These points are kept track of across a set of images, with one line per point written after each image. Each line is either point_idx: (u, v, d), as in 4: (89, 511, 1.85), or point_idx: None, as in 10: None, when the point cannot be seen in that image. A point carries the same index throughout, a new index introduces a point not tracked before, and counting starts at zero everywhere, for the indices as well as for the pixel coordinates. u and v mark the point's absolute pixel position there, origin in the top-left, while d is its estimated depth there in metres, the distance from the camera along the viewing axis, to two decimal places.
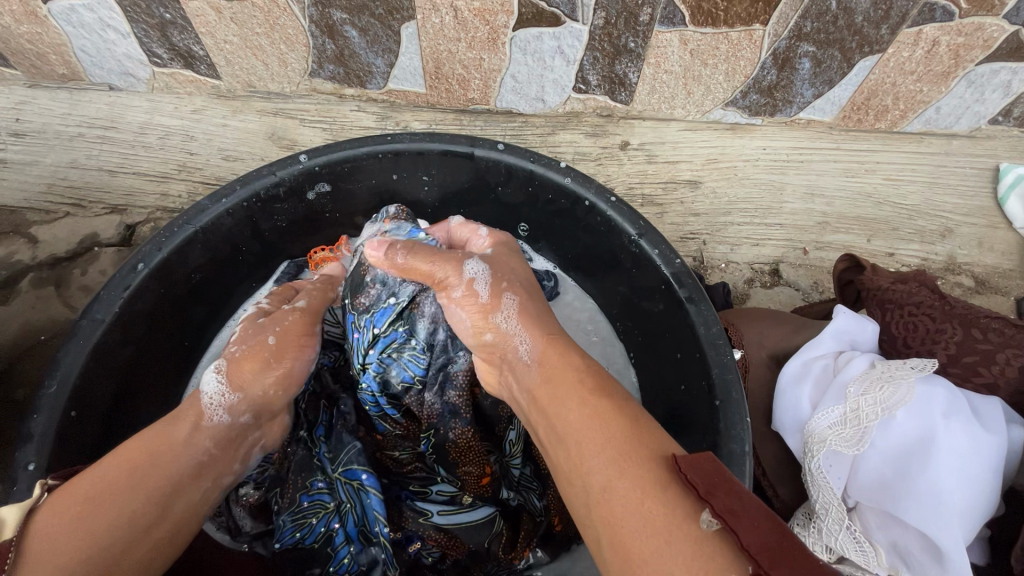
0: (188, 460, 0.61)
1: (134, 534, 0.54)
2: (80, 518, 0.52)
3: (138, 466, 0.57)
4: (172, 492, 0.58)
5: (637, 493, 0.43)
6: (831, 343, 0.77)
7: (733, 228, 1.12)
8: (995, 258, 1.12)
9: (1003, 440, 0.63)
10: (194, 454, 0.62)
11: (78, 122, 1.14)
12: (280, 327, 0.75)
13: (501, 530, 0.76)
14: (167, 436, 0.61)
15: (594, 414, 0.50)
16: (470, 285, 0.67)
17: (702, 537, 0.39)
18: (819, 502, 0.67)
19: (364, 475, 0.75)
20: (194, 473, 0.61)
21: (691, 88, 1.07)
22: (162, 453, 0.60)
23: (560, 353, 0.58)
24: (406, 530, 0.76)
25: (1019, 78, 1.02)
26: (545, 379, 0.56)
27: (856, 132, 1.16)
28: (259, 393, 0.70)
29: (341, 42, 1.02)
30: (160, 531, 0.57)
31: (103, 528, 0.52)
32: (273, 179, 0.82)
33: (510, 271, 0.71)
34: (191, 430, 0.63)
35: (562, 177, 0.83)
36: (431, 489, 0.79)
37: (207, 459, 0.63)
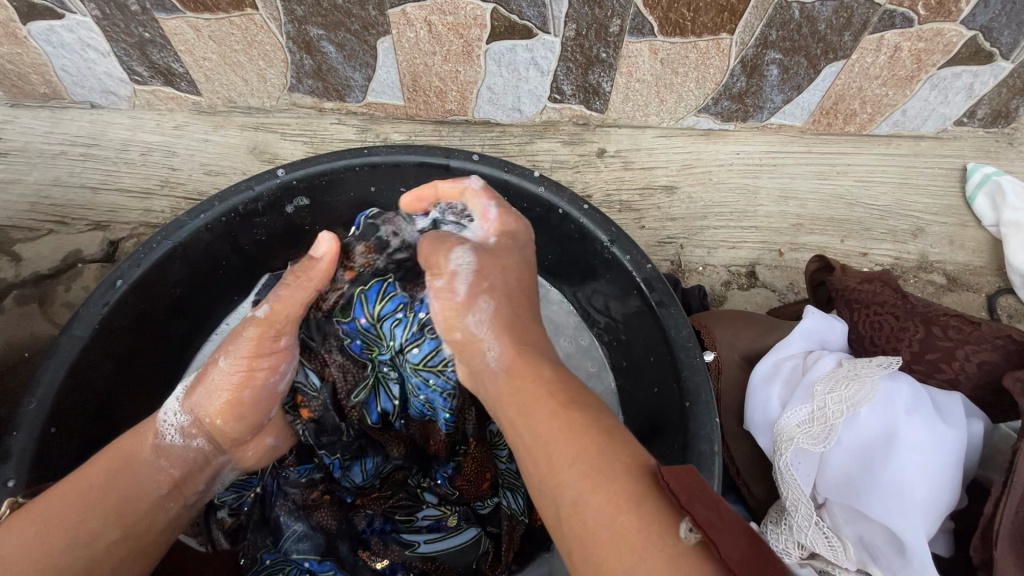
0: (149, 479, 0.62)
1: (93, 557, 0.55)
2: (38, 536, 0.53)
3: (93, 487, 0.58)
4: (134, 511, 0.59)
5: (625, 499, 0.46)
6: (800, 343, 0.78)
7: (710, 232, 1.14)
8: (966, 256, 1.14)
9: (964, 433, 0.65)
10: (156, 471, 0.63)
11: (60, 140, 1.15)
12: (235, 345, 0.68)
13: (488, 549, 0.80)
14: (128, 452, 0.62)
15: (588, 435, 0.51)
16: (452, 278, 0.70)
17: (681, 548, 0.43)
18: (788, 500, 0.68)
19: (310, 563, 0.77)
20: (154, 496, 0.61)
21: (664, 96, 1.09)
22: (121, 476, 0.60)
23: (529, 368, 0.60)
24: (390, 561, 0.78)
25: (980, 80, 1.05)
26: (517, 388, 0.59)
27: (827, 135, 1.19)
28: (212, 419, 0.67)
29: (319, 57, 1.03)
30: (122, 550, 0.58)
31: (60, 553, 0.53)
32: (251, 193, 0.83)
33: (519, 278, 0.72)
34: (154, 447, 0.63)
35: (536, 186, 0.85)
36: (416, 517, 0.82)
37: (173, 475, 0.64)
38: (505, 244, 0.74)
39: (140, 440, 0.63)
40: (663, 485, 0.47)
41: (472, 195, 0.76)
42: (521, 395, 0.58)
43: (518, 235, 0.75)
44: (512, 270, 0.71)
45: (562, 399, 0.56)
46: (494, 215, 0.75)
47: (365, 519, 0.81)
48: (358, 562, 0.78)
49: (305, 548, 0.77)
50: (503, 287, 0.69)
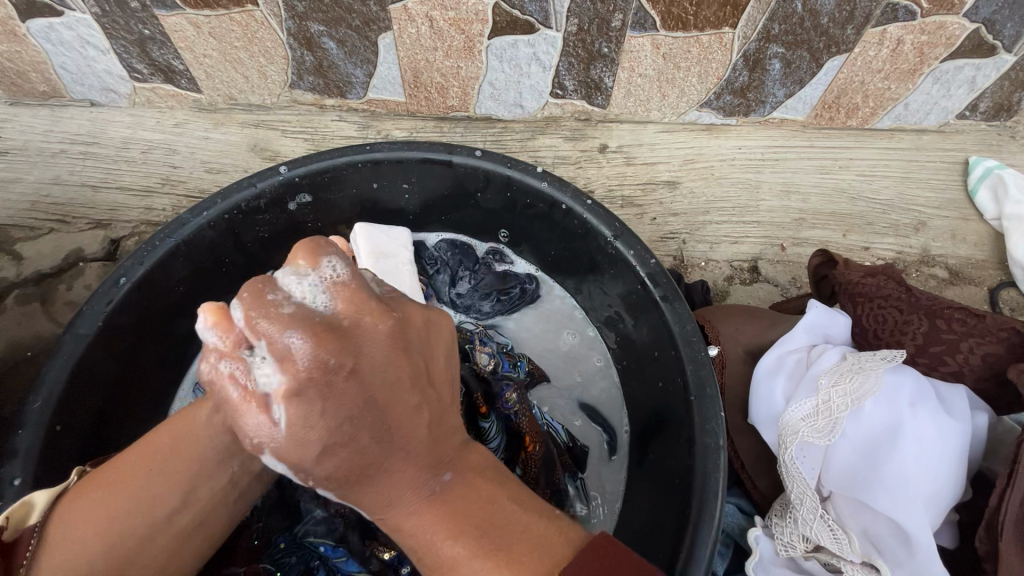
0: (206, 447, 0.56)
1: (152, 529, 0.54)
2: (98, 504, 0.53)
3: (156, 453, 0.56)
4: (190, 482, 0.55)
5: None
6: (804, 337, 0.78)
7: (712, 227, 1.14)
8: (968, 249, 1.14)
9: (968, 426, 0.66)
10: (214, 440, 0.56)
11: (60, 138, 1.14)
12: None
13: None
14: (188, 418, 0.57)
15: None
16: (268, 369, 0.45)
17: None
18: (794, 493, 0.68)
19: (322, 549, 0.73)
20: (220, 461, 0.57)
21: (666, 91, 1.09)
22: (182, 442, 0.56)
23: (399, 491, 0.49)
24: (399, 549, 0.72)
25: (983, 74, 1.05)
26: (364, 494, 0.48)
27: (829, 130, 1.18)
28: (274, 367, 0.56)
29: (320, 54, 1.03)
30: (180, 521, 0.55)
31: (120, 524, 0.52)
32: (253, 190, 0.83)
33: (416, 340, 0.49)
34: (208, 413, 0.57)
35: (539, 182, 0.85)
36: None
37: (231, 442, 0.57)
38: (319, 378, 0.43)
39: (197, 405, 0.58)
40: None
41: (276, 314, 0.44)
42: (416, 535, 0.49)
43: (367, 346, 0.46)
44: (339, 408, 0.44)
45: (466, 527, 0.48)
46: (298, 348, 0.43)
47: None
48: (365, 551, 0.72)
49: (320, 533, 0.74)
50: (336, 424, 0.44)
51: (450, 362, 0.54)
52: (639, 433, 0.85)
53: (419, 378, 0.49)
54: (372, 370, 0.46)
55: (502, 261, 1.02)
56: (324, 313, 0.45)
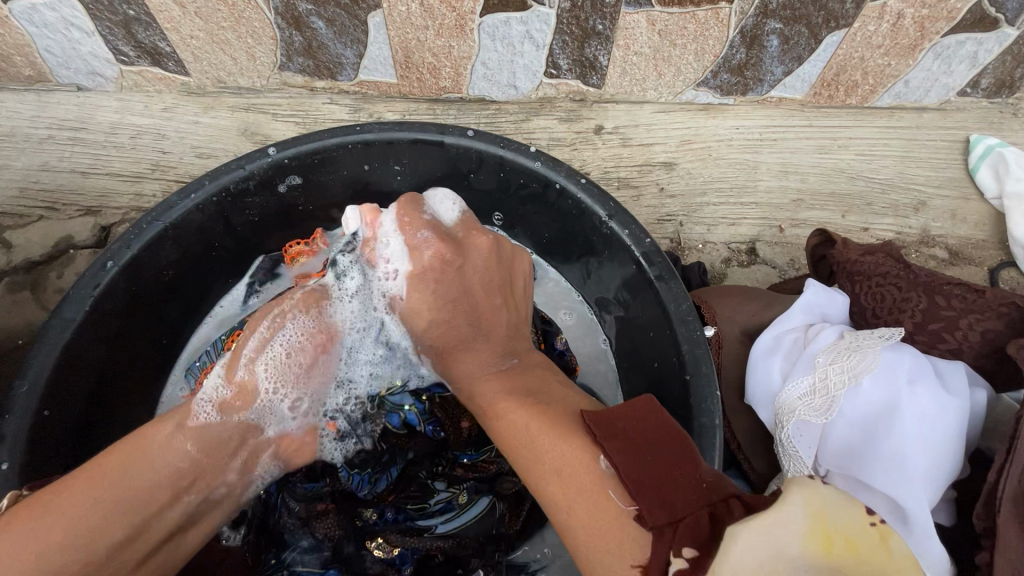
0: (164, 468, 0.55)
1: (94, 557, 0.50)
2: (34, 532, 0.49)
3: (104, 475, 0.53)
4: (144, 508, 0.53)
5: (568, 465, 0.49)
6: (801, 316, 0.77)
7: (710, 208, 1.12)
8: (968, 229, 1.13)
9: (967, 402, 0.65)
10: (173, 461, 0.56)
11: (48, 124, 1.13)
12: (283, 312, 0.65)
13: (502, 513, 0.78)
14: (140, 444, 0.56)
15: (526, 423, 0.55)
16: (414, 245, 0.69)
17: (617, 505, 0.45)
18: (790, 472, 0.68)
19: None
20: (175, 487, 0.56)
21: (662, 69, 1.07)
22: (137, 466, 0.54)
23: (470, 361, 0.65)
24: (402, 548, 0.75)
25: (985, 48, 1.03)
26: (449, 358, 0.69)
27: (828, 109, 1.17)
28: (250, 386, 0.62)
29: (309, 34, 1.01)
30: (130, 550, 0.53)
31: (59, 555, 0.49)
32: (242, 172, 0.82)
33: (484, 265, 0.69)
34: (171, 432, 0.57)
35: (532, 161, 0.83)
36: (426, 505, 0.76)
37: (190, 468, 0.57)
38: (432, 271, 0.68)
39: (160, 423, 0.58)
40: (599, 444, 0.48)
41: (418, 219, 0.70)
42: (483, 398, 0.62)
43: (471, 255, 0.69)
44: (444, 296, 0.67)
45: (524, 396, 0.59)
46: (424, 245, 0.68)
47: (375, 511, 0.76)
48: (362, 556, 0.75)
49: (309, 559, 0.73)
50: (438, 304, 0.67)
51: (527, 289, 0.74)
52: None
53: (488, 299, 0.68)
54: (471, 275, 0.68)
55: None
56: (448, 229, 0.71)
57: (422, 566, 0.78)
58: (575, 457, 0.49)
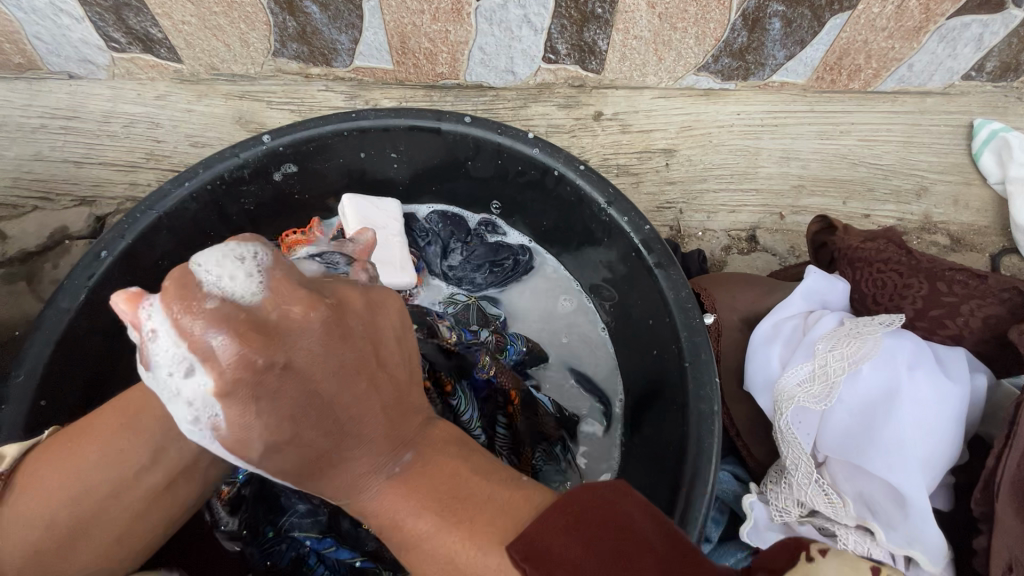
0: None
1: (107, 493, 0.50)
2: (56, 466, 0.50)
3: (128, 412, 0.51)
4: (160, 444, 0.50)
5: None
6: (802, 303, 0.77)
7: (710, 195, 1.11)
8: (970, 216, 1.12)
9: (967, 389, 0.65)
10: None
11: (40, 113, 1.11)
12: None
13: None
14: (165, 377, 0.54)
15: (449, 550, 0.41)
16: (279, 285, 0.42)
17: None
18: (789, 459, 0.68)
19: (311, 542, 0.72)
20: (201, 422, 0.53)
21: (662, 54, 1.05)
22: (168, 393, 0.52)
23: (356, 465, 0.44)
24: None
25: (991, 31, 1.01)
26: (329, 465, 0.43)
27: (830, 93, 1.15)
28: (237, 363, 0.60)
29: (303, 19, 0.99)
30: (138, 491, 0.51)
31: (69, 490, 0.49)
32: (236, 161, 0.81)
33: (366, 323, 0.43)
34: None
35: (530, 148, 0.82)
36: None
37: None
38: (259, 367, 0.38)
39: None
40: (522, 563, 0.38)
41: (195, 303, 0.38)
42: (380, 510, 0.44)
43: (316, 326, 0.40)
44: (283, 399, 0.39)
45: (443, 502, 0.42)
46: (220, 344, 0.37)
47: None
48: (361, 532, 0.74)
49: (306, 527, 0.73)
50: (275, 423, 0.39)
51: (403, 342, 0.46)
52: (634, 402, 0.85)
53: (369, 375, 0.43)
54: (311, 362, 0.39)
55: (494, 233, 1.00)
56: (249, 306, 0.39)
57: None
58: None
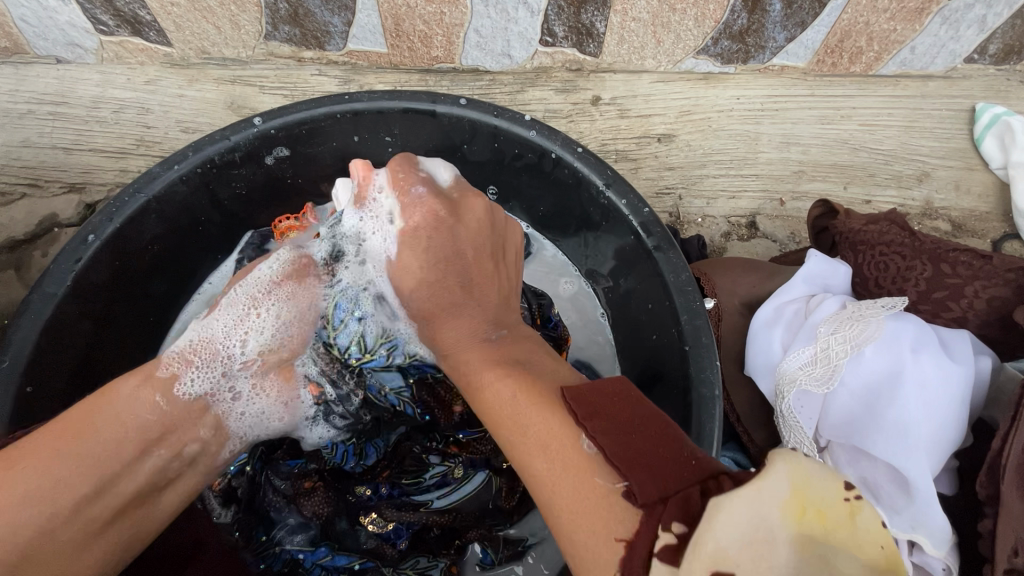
0: (135, 418, 0.53)
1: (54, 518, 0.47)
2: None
3: (76, 425, 0.50)
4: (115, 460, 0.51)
5: (557, 445, 0.41)
6: (804, 286, 0.76)
7: (709, 181, 1.10)
8: (972, 201, 1.11)
9: (972, 370, 0.64)
10: (143, 411, 0.53)
11: (26, 98, 1.09)
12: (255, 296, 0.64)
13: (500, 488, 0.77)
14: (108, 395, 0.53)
15: (512, 390, 0.48)
16: (407, 193, 0.66)
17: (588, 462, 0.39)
18: (791, 444, 0.67)
19: (304, 554, 0.73)
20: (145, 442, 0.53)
21: (661, 36, 1.03)
22: (110, 420, 0.52)
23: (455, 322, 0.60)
24: (396, 523, 0.73)
25: (994, 12, 1.00)
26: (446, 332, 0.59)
27: (831, 77, 1.13)
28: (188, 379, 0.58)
29: (295, 0, 0.97)
30: (93, 513, 0.50)
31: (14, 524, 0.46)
32: (226, 143, 0.79)
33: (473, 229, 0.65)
34: (137, 384, 0.54)
35: (527, 130, 0.81)
36: (422, 478, 0.74)
37: (156, 425, 0.54)
38: (425, 229, 0.64)
39: (123, 379, 0.55)
40: (570, 400, 0.43)
41: (408, 177, 0.67)
42: (469, 368, 0.55)
43: (466, 215, 0.65)
44: (436, 252, 0.63)
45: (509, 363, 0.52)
46: (421, 200, 0.65)
47: (368, 488, 0.73)
48: (357, 533, 0.73)
49: (299, 539, 0.72)
50: (432, 262, 0.63)
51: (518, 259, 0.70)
52: None
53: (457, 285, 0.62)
54: (465, 237, 0.64)
55: None
56: (442, 192, 0.68)
57: (417, 539, 0.76)
58: (562, 428, 0.42)
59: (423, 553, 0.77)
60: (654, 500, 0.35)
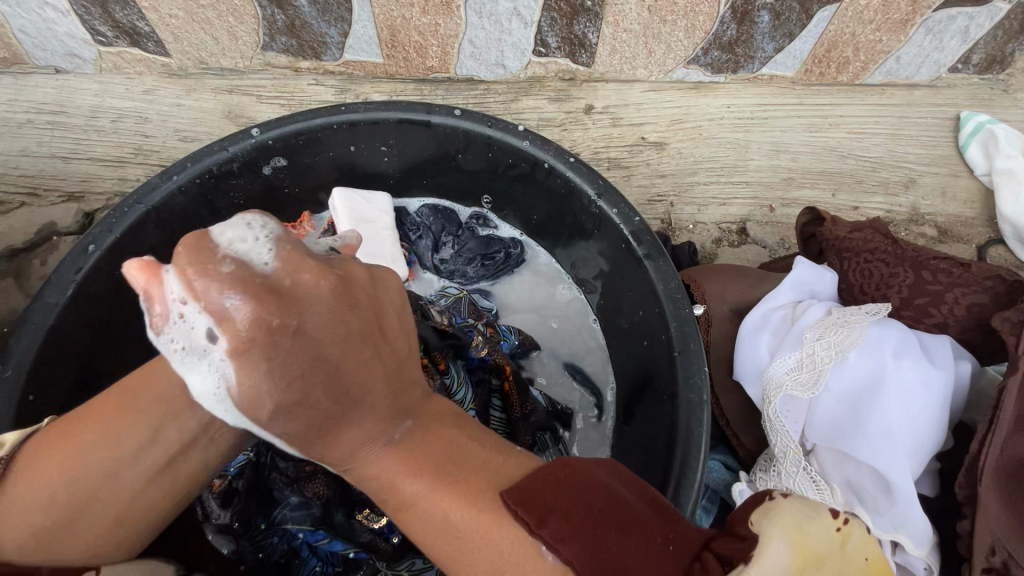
0: (125, 435, 0.51)
1: (116, 469, 0.51)
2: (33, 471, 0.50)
3: (76, 439, 0.51)
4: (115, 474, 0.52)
5: (504, 554, 0.42)
6: (791, 293, 0.77)
7: (700, 188, 1.12)
8: (958, 207, 1.13)
9: (952, 375, 0.66)
10: (191, 374, 0.55)
11: (25, 108, 1.10)
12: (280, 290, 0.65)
13: None
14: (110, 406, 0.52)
15: (446, 508, 0.44)
16: (214, 311, 0.41)
17: None
18: (777, 447, 0.69)
19: (304, 534, 0.74)
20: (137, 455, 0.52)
21: (652, 47, 1.05)
22: (157, 386, 0.53)
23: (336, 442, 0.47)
24: (390, 518, 0.73)
25: (977, 23, 1.02)
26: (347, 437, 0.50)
27: (819, 86, 1.15)
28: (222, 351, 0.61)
29: (292, 12, 0.99)
30: (146, 462, 0.53)
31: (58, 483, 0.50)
32: (224, 154, 0.80)
33: (343, 315, 0.44)
34: (174, 354, 0.55)
35: (521, 140, 0.82)
36: None
37: (207, 381, 0.56)
38: (264, 342, 0.41)
39: (161, 355, 0.55)
40: (516, 508, 0.42)
41: (214, 272, 0.42)
42: (381, 479, 0.47)
43: (362, 288, 0.47)
44: None
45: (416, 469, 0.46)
46: (236, 310, 0.41)
47: None
48: (353, 525, 0.73)
49: (297, 520, 0.73)
50: (289, 378, 0.42)
51: None
52: (626, 393, 0.85)
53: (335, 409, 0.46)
54: (320, 328, 0.43)
55: (486, 226, 1.00)
56: (264, 273, 0.43)
57: (412, 538, 0.76)
58: (513, 542, 0.42)
59: (417, 555, 0.77)
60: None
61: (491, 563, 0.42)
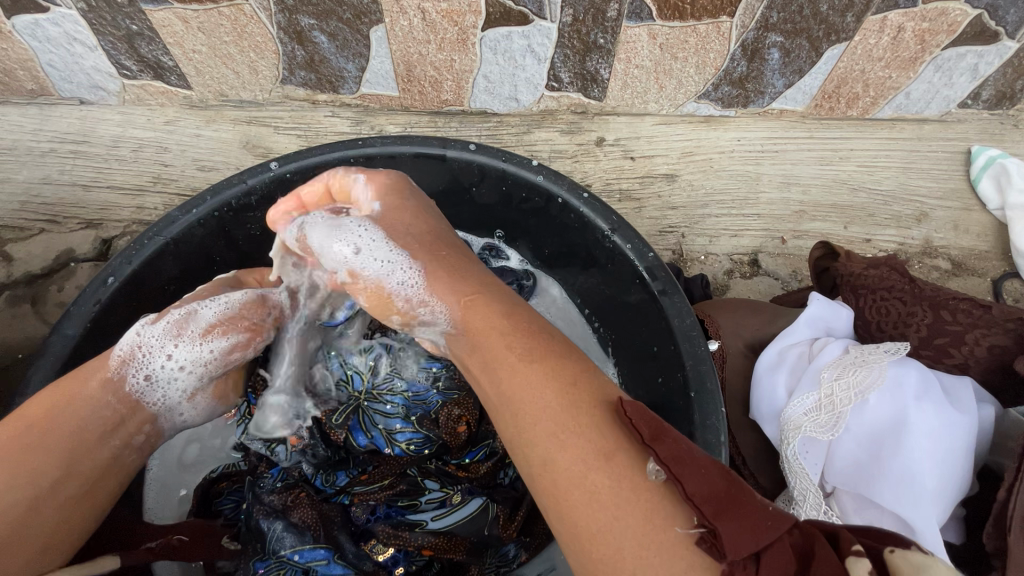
0: (89, 413, 0.61)
1: (36, 499, 0.55)
2: None
3: (37, 424, 0.58)
4: (75, 452, 0.58)
5: (621, 486, 0.45)
6: (807, 330, 0.77)
7: (712, 220, 1.12)
8: (971, 240, 1.13)
9: (975, 419, 0.64)
10: (102, 408, 0.62)
11: (49, 137, 1.12)
12: (224, 317, 0.71)
13: (498, 514, 0.72)
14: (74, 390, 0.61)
15: (554, 418, 0.49)
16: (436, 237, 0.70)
17: (684, 542, 0.41)
18: (796, 489, 0.66)
19: (297, 554, 0.68)
20: (100, 435, 0.61)
21: (663, 82, 1.07)
22: (73, 411, 0.60)
23: (484, 312, 0.59)
24: (395, 550, 0.70)
25: (986, 61, 1.03)
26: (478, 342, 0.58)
27: (829, 120, 1.17)
28: (138, 375, 0.66)
29: (311, 48, 1.01)
30: (67, 491, 0.57)
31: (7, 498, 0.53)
32: (243, 187, 0.81)
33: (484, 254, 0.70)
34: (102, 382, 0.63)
35: (535, 175, 0.83)
36: (420, 500, 0.73)
37: (112, 415, 0.62)
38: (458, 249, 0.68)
39: (81, 375, 0.63)
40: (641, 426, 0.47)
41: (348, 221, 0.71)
42: (512, 396, 0.52)
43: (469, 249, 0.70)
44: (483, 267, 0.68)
45: (530, 360, 0.53)
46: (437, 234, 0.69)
47: (365, 508, 0.73)
48: (359, 555, 0.70)
49: (291, 542, 0.69)
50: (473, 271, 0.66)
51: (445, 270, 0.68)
52: None
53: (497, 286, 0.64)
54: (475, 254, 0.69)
55: (498, 257, 1.01)
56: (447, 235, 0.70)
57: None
58: (626, 472, 0.45)
59: None
60: (744, 556, 0.40)
61: (602, 451, 0.47)
